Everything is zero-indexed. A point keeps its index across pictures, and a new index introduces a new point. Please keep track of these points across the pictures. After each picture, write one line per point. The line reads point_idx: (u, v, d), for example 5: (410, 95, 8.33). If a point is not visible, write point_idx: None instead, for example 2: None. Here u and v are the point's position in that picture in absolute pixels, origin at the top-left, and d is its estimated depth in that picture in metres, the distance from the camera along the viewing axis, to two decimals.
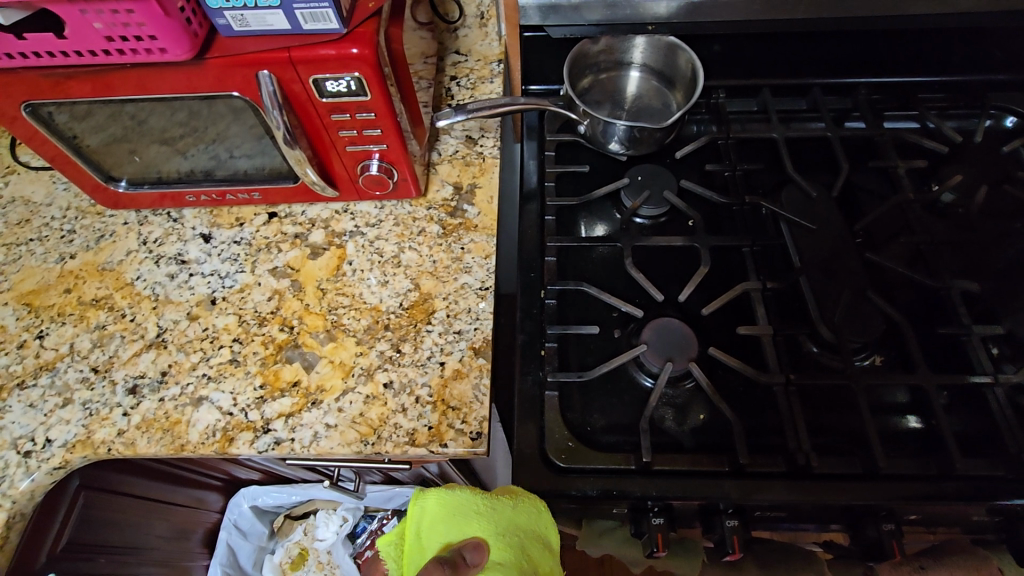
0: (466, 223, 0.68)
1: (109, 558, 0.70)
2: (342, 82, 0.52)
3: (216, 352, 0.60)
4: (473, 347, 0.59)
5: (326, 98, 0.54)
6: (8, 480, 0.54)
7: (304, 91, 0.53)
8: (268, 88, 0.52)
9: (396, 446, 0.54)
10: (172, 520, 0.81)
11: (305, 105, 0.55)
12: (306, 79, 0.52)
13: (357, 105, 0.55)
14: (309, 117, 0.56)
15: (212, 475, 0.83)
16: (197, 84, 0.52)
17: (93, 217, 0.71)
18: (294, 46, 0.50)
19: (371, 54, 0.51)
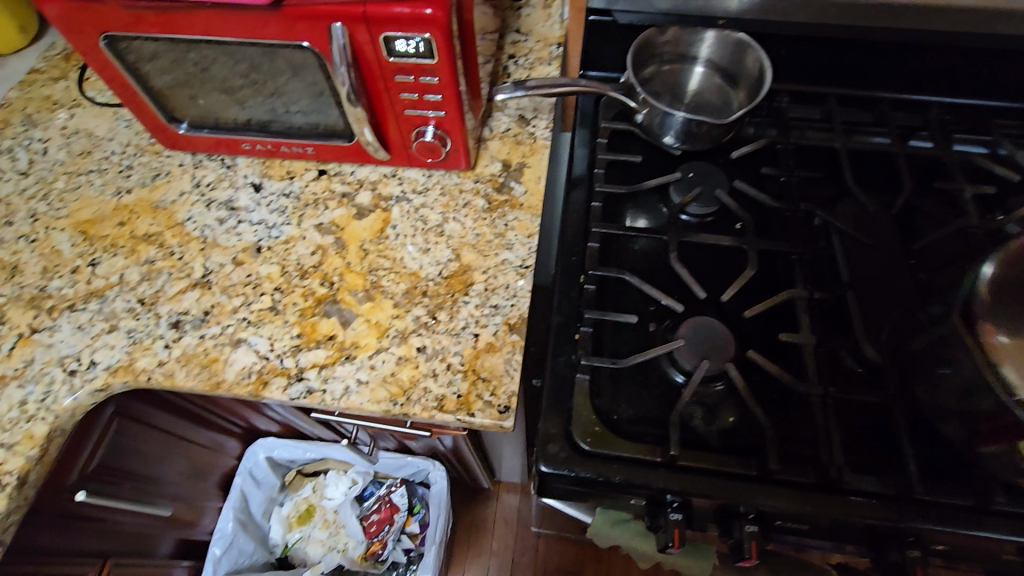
0: (512, 200, 0.67)
1: (133, 485, 0.72)
2: (411, 43, 0.53)
3: (257, 299, 0.61)
4: (507, 323, 0.58)
5: (394, 57, 0.54)
6: (53, 395, 0.56)
7: (373, 48, 0.54)
8: (339, 42, 0.53)
9: (425, 410, 0.54)
10: (194, 459, 0.83)
11: (373, 64, 0.55)
12: (377, 36, 0.52)
13: (422, 67, 0.55)
14: (374, 76, 0.57)
15: (234, 421, 0.85)
16: (266, 30, 0.53)
17: (151, 155, 0.73)
18: (370, 2, 0.50)
19: (444, 16, 0.51)
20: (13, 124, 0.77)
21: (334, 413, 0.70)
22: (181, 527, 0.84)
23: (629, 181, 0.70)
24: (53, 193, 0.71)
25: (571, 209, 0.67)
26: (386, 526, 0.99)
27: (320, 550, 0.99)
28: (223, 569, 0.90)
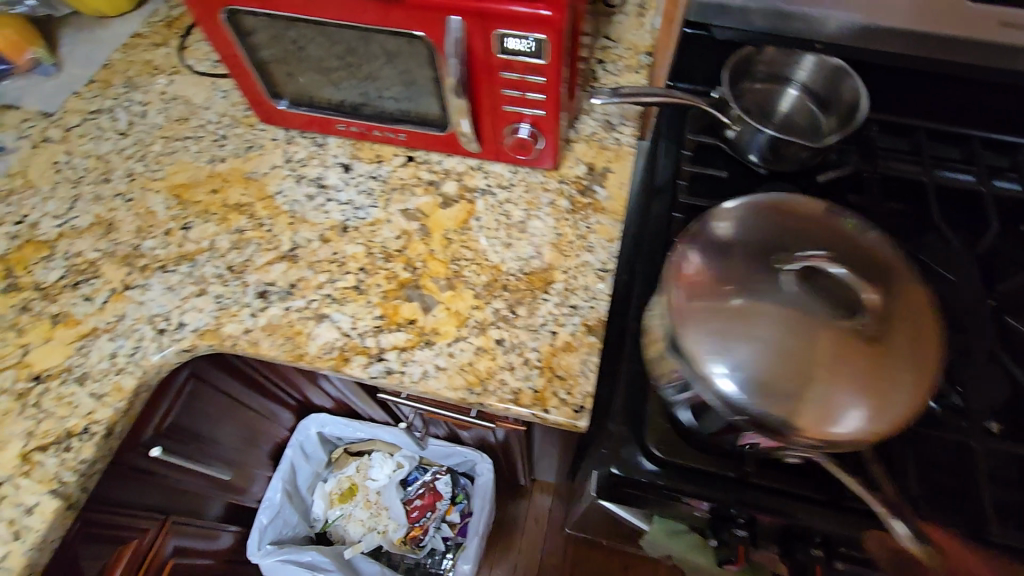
0: (595, 204, 0.68)
1: (198, 447, 0.74)
2: (524, 42, 0.53)
3: (341, 277, 0.63)
4: (585, 325, 0.59)
5: (504, 54, 0.55)
6: (141, 351, 0.57)
7: (484, 44, 0.54)
8: (453, 35, 0.53)
9: (500, 401, 0.55)
10: (249, 426, 0.84)
11: (482, 59, 0.56)
12: (492, 32, 0.53)
13: (530, 67, 0.55)
14: (480, 70, 0.57)
15: (290, 392, 0.87)
16: (366, 17, 0.55)
17: (246, 128, 0.76)
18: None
19: (559, 19, 0.51)
20: (115, 85, 0.80)
21: (400, 396, 0.77)
22: (230, 490, 0.86)
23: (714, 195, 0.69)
24: (149, 155, 0.74)
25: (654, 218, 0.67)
26: (428, 513, 1.02)
27: (360, 529, 1.01)
28: (267, 539, 0.92)
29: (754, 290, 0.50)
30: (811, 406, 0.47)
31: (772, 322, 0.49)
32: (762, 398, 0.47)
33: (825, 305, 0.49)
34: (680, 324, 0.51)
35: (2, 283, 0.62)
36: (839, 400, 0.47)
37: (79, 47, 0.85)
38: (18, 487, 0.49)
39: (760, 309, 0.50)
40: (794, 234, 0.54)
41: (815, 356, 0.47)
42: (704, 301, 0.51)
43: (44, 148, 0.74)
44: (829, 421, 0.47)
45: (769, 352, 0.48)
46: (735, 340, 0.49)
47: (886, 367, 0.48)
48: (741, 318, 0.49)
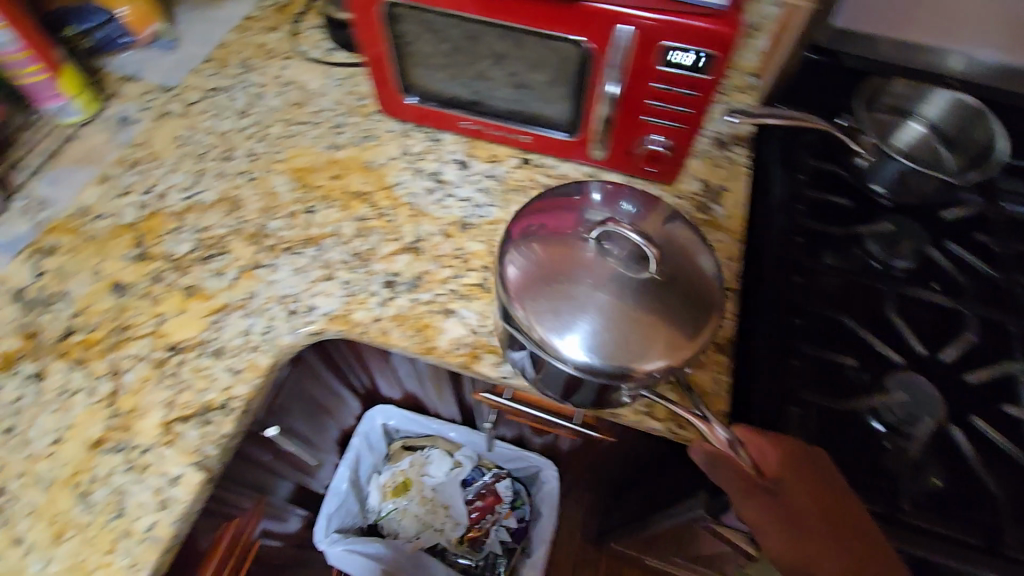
0: (713, 221, 0.68)
1: (291, 430, 0.74)
2: (689, 55, 0.51)
3: (465, 274, 0.63)
4: (716, 340, 0.57)
5: (663, 66, 0.52)
6: (274, 331, 0.57)
7: (646, 53, 0.52)
8: (617, 42, 0.51)
9: (634, 412, 0.55)
10: (319, 416, 0.82)
11: (638, 69, 0.54)
12: (657, 42, 0.51)
13: (687, 80, 0.53)
14: (631, 79, 0.55)
15: (359, 380, 0.85)
16: (525, 17, 0.53)
17: (362, 117, 0.76)
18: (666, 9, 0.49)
19: (735, 35, 0.49)
20: (232, 65, 0.79)
21: (503, 397, 0.74)
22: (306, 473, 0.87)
23: (839, 223, 0.69)
24: (269, 137, 0.73)
25: (780, 239, 0.66)
26: (488, 515, 1.03)
27: (416, 525, 1.01)
28: (333, 525, 0.94)
29: (566, 252, 0.46)
30: (619, 350, 0.44)
31: (536, 267, 0.46)
32: (592, 357, 0.43)
33: (618, 260, 0.46)
34: (510, 285, 0.46)
35: (134, 250, 0.62)
36: (643, 352, 0.44)
37: (195, 27, 0.83)
38: (162, 456, 0.50)
39: (530, 257, 0.46)
40: (578, 197, 0.51)
41: (595, 301, 0.44)
42: (516, 263, 0.47)
43: (166, 121, 0.73)
44: (683, 355, 0.44)
45: (624, 302, 0.44)
46: (540, 296, 0.45)
47: (675, 317, 0.45)
48: (545, 272, 0.46)
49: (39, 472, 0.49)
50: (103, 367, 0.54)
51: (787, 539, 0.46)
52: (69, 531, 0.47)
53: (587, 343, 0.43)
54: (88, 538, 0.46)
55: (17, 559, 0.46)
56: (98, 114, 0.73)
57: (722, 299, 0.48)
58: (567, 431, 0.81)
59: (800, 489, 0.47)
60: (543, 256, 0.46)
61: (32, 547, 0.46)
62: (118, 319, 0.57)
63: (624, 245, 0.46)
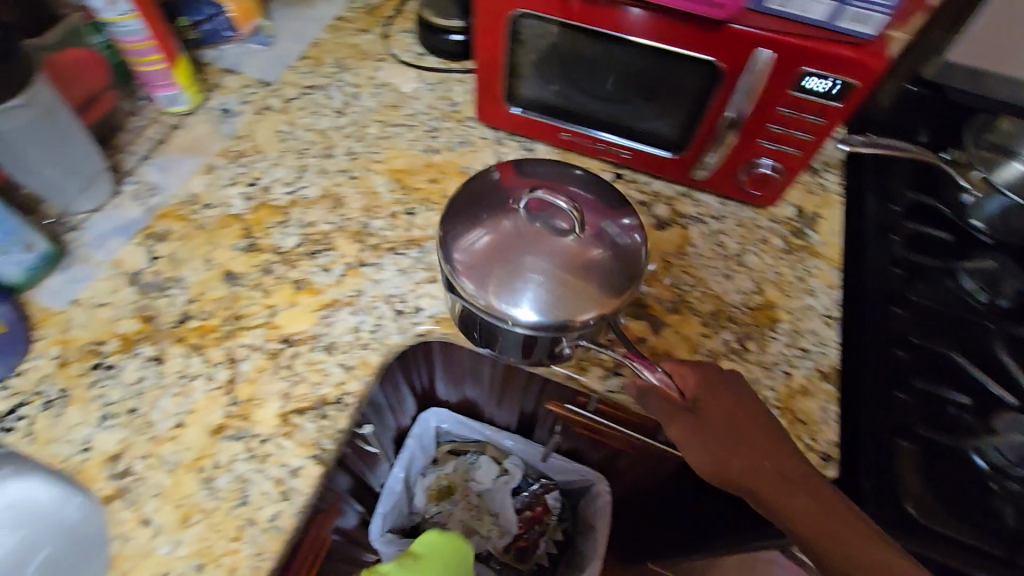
0: (810, 247, 0.69)
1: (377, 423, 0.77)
2: (826, 82, 0.53)
3: None
4: (823, 370, 0.61)
5: (796, 91, 0.54)
6: (383, 330, 0.58)
7: (782, 79, 0.54)
8: (756, 64, 0.53)
9: None
10: (382, 415, 0.79)
11: (768, 94, 0.56)
12: (796, 69, 0.53)
13: (817, 108, 0.55)
14: (759, 102, 0.56)
15: (421, 380, 0.82)
16: (661, 36, 0.54)
17: (455, 122, 0.75)
18: (812, 36, 0.51)
19: (879, 69, 0.51)
20: (327, 64, 0.79)
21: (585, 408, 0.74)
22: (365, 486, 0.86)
23: (938, 256, 0.71)
24: (367, 137, 0.73)
25: (881, 273, 0.68)
26: (535, 525, 1.01)
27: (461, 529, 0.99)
28: (385, 525, 0.91)
29: (503, 225, 0.48)
30: (552, 309, 0.46)
31: (478, 243, 0.48)
32: (530, 318, 0.46)
33: (547, 228, 0.48)
34: (453, 260, 0.48)
35: (242, 241, 0.62)
36: (571, 308, 0.46)
37: (289, 25, 0.82)
38: (282, 447, 0.51)
39: (472, 234, 0.49)
40: (519, 170, 0.53)
41: (529, 267, 0.46)
42: (459, 243, 0.49)
43: (265, 115, 0.73)
44: (615, 303, 0.47)
45: (560, 262, 0.47)
46: (482, 271, 0.47)
47: (603, 272, 0.47)
48: (487, 246, 0.48)
49: (163, 454, 0.50)
50: (219, 355, 0.55)
51: (727, 457, 0.49)
52: (195, 515, 0.48)
53: (534, 305, 0.46)
54: (214, 524, 0.47)
55: (146, 540, 0.47)
56: (200, 104, 0.73)
57: (639, 246, 0.50)
58: (622, 441, 0.79)
59: (723, 408, 0.51)
60: (482, 232, 0.48)
61: (160, 529, 0.47)
62: (232, 308, 0.58)
63: (551, 209, 0.49)
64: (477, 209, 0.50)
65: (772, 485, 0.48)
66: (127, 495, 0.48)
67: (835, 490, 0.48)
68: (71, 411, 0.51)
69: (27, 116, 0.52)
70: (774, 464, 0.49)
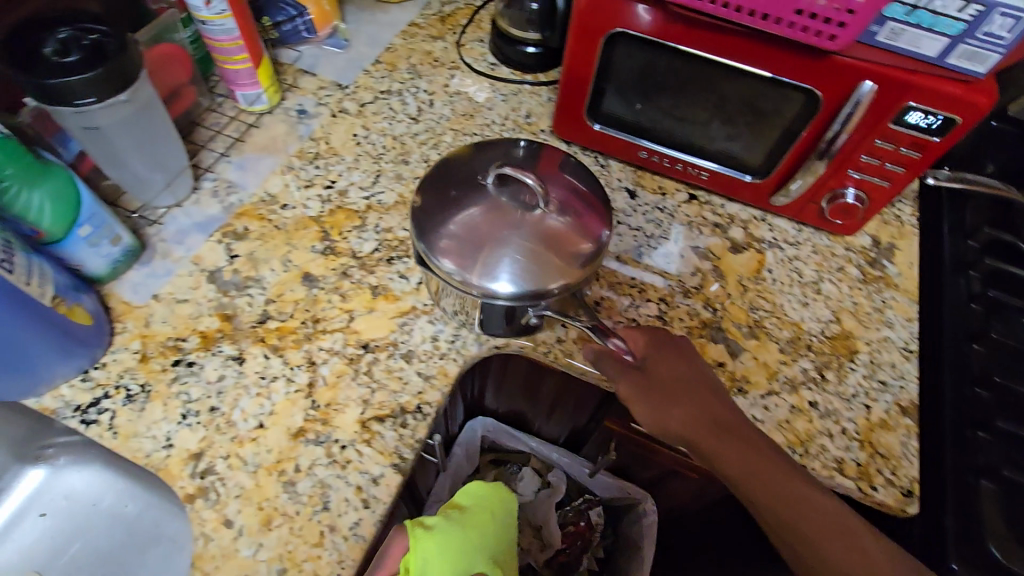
0: (887, 278, 0.68)
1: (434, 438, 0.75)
2: (929, 118, 0.54)
3: (643, 304, 0.63)
4: (901, 405, 0.60)
5: (897, 125, 0.55)
6: (461, 341, 0.58)
7: (884, 112, 0.55)
8: (860, 97, 0.54)
9: (826, 468, 0.55)
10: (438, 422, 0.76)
11: (866, 125, 0.56)
12: (901, 104, 0.53)
13: (914, 142, 0.56)
14: (856, 133, 0.57)
15: (476, 389, 0.79)
16: (760, 61, 0.55)
17: (529, 135, 0.75)
18: (922, 73, 0.52)
19: (985, 107, 0.52)
20: (402, 69, 0.79)
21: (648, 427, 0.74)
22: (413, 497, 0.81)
23: (1017, 293, 0.70)
24: (442, 145, 0.73)
25: (957, 311, 0.67)
26: (579, 543, 0.93)
27: None
28: None
29: (469, 199, 0.50)
30: (519, 277, 0.47)
31: (445, 217, 0.49)
32: (498, 286, 0.47)
33: (512, 202, 0.49)
34: (425, 240, 0.49)
35: (320, 244, 0.62)
36: (535, 276, 0.47)
37: (364, 28, 0.82)
38: (362, 454, 0.50)
39: (439, 209, 0.50)
40: (485, 151, 0.54)
41: (494, 237, 0.48)
42: (426, 217, 0.50)
43: (342, 118, 0.73)
44: (584, 268, 0.49)
45: (526, 233, 0.48)
46: (450, 244, 0.48)
47: (568, 242, 0.49)
48: (459, 226, 0.49)
49: (244, 455, 0.49)
50: (299, 358, 0.55)
51: (669, 410, 0.51)
52: (277, 519, 0.47)
53: (510, 276, 0.47)
54: (296, 528, 0.47)
55: (229, 541, 0.46)
56: (278, 104, 0.73)
57: (603, 219, 0.51)
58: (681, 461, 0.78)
59: (671, 365, 0.52)
60: (447, 206, 0.50)
61: (243, 531, 0.47)
62: (311, 311, 0.58)
63: (516, 185, 0.50)
64: (444, 186, 0.51)
65: (709, 436, 0.49)
66: (210, 494, 0.48)
67: (767, 443, 0.50)
68: (153, 407, 0.51)
69: (125, 111, 0.52)
70: (710, 414, 0.50)
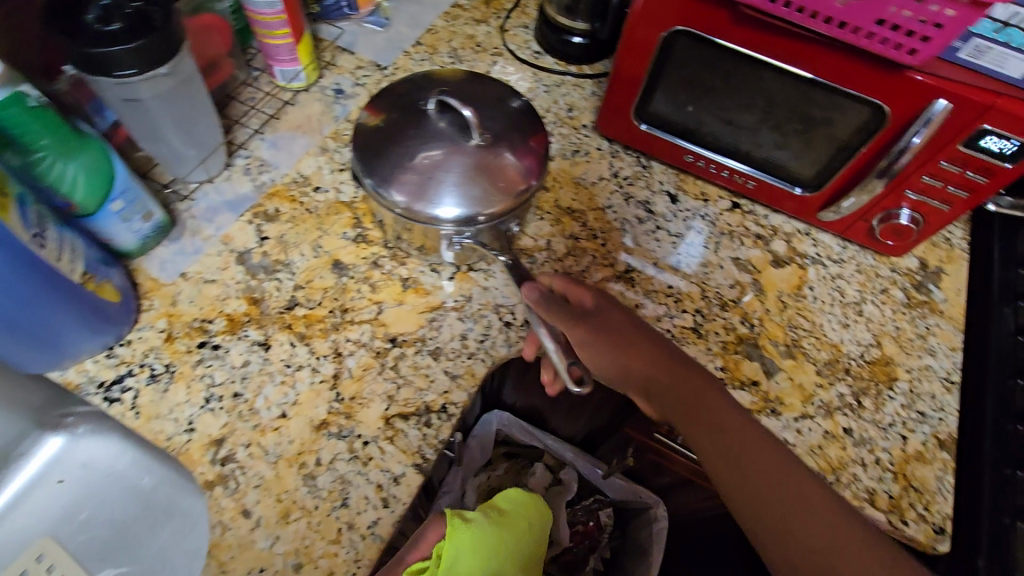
0: (931, 304, 0.66)
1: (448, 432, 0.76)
2: (1003, 142, 0.51)
3: (679, 314, 0.61)
4: (939, 438, 0.58)
5: (967, 147, 0.52)
6: (491, 340, 0.56)
7: (954, 134, 0.52)
8: (930, 116, 0.51)
9: (856, 498, 0.54)
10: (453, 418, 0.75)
11: (933, 146, 0.54)
12: (974, 126, 0.51)
13: (984, 166, 0.53)
14: (921, 153, 0.55)
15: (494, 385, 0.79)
16: (826, 71, 0.53)
17: (570, 129, 0.73)
18: (1003, 95, 0.48)
19: None
20: (443, 53, 0.77)
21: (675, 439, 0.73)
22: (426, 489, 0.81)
23: None
24: None
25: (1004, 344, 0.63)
26: (587, 542, 0.93)
27: None
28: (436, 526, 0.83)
29: (409, 125, 0.54)
30: (440, 199, 0.52)
31: (382, 140, 0.54)
32: (422, 207, 0.52)
33: (446, 131, 0.54)
34: (365, 164, 0.53)
35: (351, 231, 0.61)
36: (454, 200, 0.52)
37: (405, 7, 0.80)
38: (384, 452, 0.49)
39: (378, 132, 0.55)
40: (433, 84, 0.59)
41: (422, 161, 0.53)
42: (366, 138, 0.55)
43: None
44: (511, 199, 0.53)
45: (461, 161, 0.53)
46: (382, 164, 0.53)
47: (495, 173, 0.53)
48: (397, 152, 0.53)
49: (265, 445, 0.48)
50: (325, 347, 0.54)
51: (616, 354, 0.49)
52: (295, 512, 0.46)
53: (436, 202, 0.52)
54: (314, 524, 0.46)
55: (246, 531, 0.45)
56: (315, 83, 0.71)
57: (533, 156, 0.55)
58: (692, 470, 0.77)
59: (618, 315, 0.51)
60: (386, 130, 0.55)
61: (260, 522, 0.45)
62: (340, 300, 0.56)
63: (456, 117, 0.55)
64: (389, 111, 0.56)
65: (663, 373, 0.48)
66: (229, 483, 0.47)
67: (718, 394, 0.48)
68: (176, 389, 0.50)
69: (165, 85, 0.51)
70: (665, 354, 0.49)
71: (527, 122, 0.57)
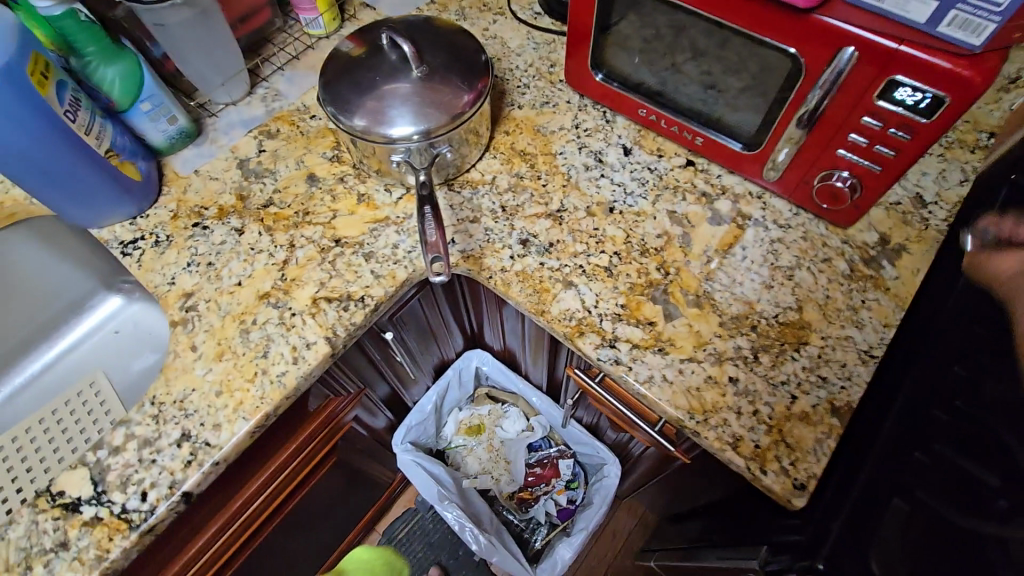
0: (878, 279, 0.64)
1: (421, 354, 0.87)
2: (916, 95, 0.49)
3: (597, 253, 0.65)
4: (833, 403, 0.57)
5: (882, 101, 0.51)
6: (416, 253, 0.65)
7: (868, 84, 0.51)
8: (840, 64, 0.51)
9: (718, 441, 0.56)
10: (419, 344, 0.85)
11: (850, 98, 0.53)
12: (885, 75, 0.50)
13: (903, 122, 0.51)
14: (841, 105, 0.54)
15: (467, 320, 0.89)
16: (743, 19, 0.54)
17: (546, 83, 0.78)
18: (907, 40, 0.47)
19: (982, 87, 0.46)
20: (450, 11, 0.85)
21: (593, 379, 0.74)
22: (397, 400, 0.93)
23: None
24: None
25: None
26: (543, 484, 1.05)
27: (477, 466, 1.04)
28: (409, 438, 0.98)
29: (365, 59, 0.64)
30: (378, 119, 0.60)
31: (343, 69, 0.64)
32: (364, 124, 0.61)
33: (394, 65, 0.63)
34: (326, 89, 0.64)
35: (330, 151, 0.72)
36: (391, 119, 0.60)
37: None
38: (305, 323, 0.61)
39: (342, 64, 0.65)
40: (406, 27, 0.68)
41: (368, 87, 0.62)
42: (330, 67, 0.65)
43: None
44: (444, 122, 0.61)
45: (400, 89, 0.61)
46: (336, 89, 0.63)
47: (431, 99, 0.61)
48: (350, 81, 0.63)
49: (220, 302, 0.62)
50: (283, 239, 0.66)
51: None
52: (227, 354, 0.59)
53: (376, 120, 0.60)
54: (238, 365, 0.59)
55: (189, 360, 0.59)
56: (336, 32, 0.83)
57: (470, 87, 0.62)
58: (646, 436, 0.77)
59: None
60: (347, 62, 0.65)
61: (201, 356, 0.59)
62: (305, 205, 0.68)
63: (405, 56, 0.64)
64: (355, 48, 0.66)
65: None
66: (187, 324, 0.61)
67: None
68: (169, 252, 0.65)
69: (186, 13, 0.65)
70: None
71: (473, 61, 0.65)
